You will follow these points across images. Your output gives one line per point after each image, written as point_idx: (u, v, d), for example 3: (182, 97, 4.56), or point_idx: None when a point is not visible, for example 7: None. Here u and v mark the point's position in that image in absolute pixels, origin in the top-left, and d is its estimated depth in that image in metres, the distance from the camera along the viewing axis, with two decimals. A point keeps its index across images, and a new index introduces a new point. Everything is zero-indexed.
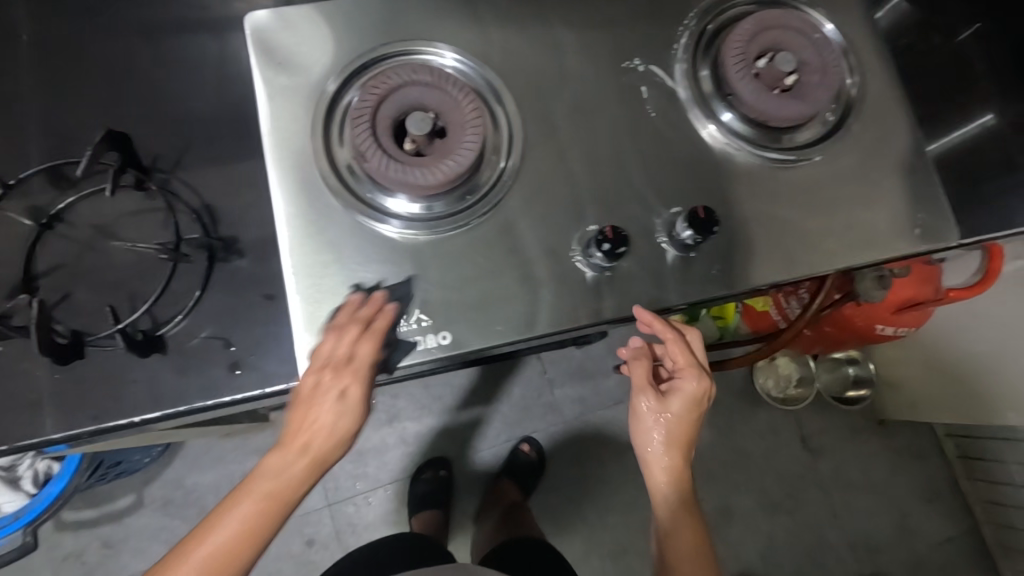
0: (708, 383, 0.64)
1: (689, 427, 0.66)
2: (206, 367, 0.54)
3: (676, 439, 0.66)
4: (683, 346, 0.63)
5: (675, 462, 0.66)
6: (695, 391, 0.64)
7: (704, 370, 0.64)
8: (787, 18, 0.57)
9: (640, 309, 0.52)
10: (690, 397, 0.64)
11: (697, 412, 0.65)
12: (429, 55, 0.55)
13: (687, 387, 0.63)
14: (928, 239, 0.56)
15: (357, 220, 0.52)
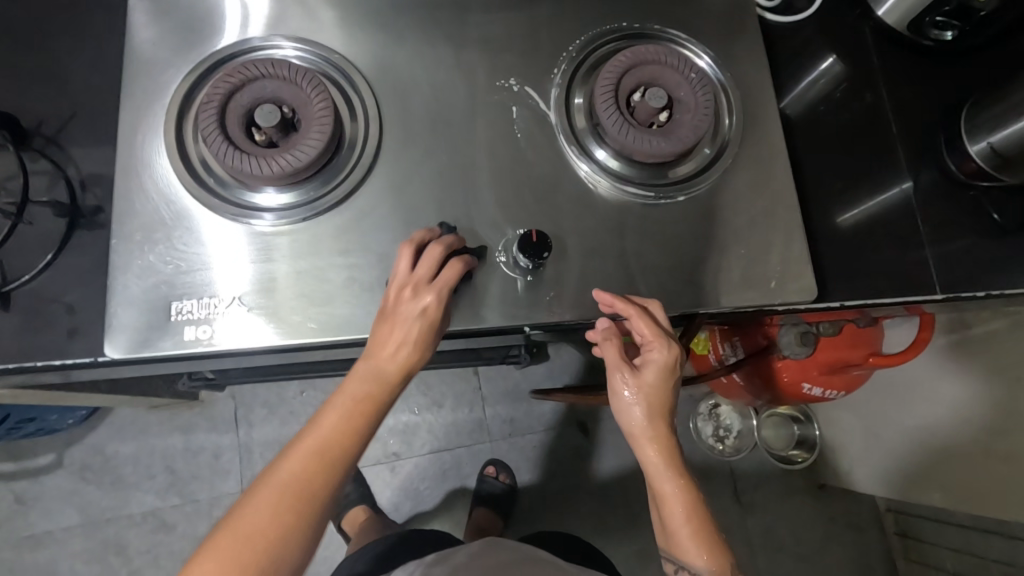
0: (679, 347, 0.56)
1: (667, 401, 0.58)
2: (46, 329, 0.55)
3: (660, 419, 0.58)
4: (649, 319, 0.53)
5: (666, 444, 0.58)
6: (669, 362, 0.56)
7: (673, 335, 0.55)
8: (662, 53, 0.56)
9: (600, 293, 0.53)
10: (662, 367, 0.56)
11: (671, 383, 0.58)
12: (270, 50, 0.55)
13: (658, 358, 0.55)
14: (783, 291, 0.56)
15: (201, 206, 0.52)
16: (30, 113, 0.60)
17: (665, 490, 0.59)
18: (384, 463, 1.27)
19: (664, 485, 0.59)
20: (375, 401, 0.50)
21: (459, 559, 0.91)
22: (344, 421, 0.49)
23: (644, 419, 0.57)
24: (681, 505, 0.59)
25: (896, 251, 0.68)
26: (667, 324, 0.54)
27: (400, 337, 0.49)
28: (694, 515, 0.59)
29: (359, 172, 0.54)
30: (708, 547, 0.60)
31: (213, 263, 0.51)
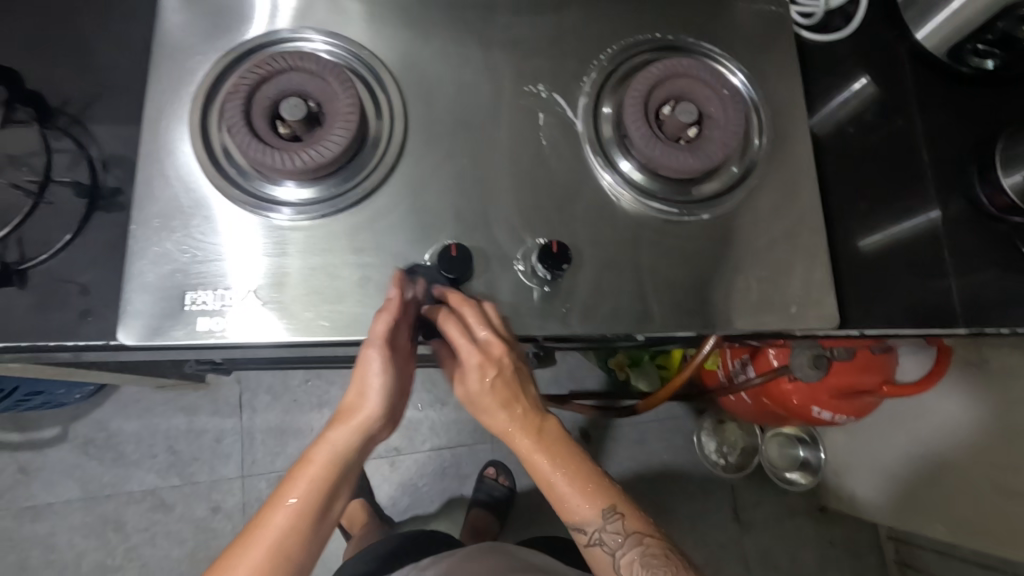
0: (499, 342, 0.50)
1: (512, 388, 0.53)
2: (60, 309, 0.55)
3: (522, 409, 0.53)
4: (472, 313, 0.50)
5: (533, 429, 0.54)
6: (495, 361, 0.51)
7: (485, 335, 0.50)
8: (695, 68, 0.55)
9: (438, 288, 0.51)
10: (487, 368, 0.51)
11: (518, 372, 0.52)
12: (302, 42, 0.55)
13: (474, 361, 0.50)
14: (804, 318, 0.54)
15: (221, 195, 0.52)
16: (55, 88, 0.60)
17: (537, 465, 0.54)
18: (384, 458, 1.27)
19: (534, 458, 0.53)
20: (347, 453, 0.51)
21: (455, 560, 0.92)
22: (320, 476, 0.50)
23: (495, 410, 0.53)
24: (559, 471, 0.54)
25: (919, 281, 0.66)
26: (476, 326, 0.50)
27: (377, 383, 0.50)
28: (577, 476, 0.54)
29: (380, 171, 0.53)
30: (599, 502, 0.55)
31: (229, 255, 0.51)
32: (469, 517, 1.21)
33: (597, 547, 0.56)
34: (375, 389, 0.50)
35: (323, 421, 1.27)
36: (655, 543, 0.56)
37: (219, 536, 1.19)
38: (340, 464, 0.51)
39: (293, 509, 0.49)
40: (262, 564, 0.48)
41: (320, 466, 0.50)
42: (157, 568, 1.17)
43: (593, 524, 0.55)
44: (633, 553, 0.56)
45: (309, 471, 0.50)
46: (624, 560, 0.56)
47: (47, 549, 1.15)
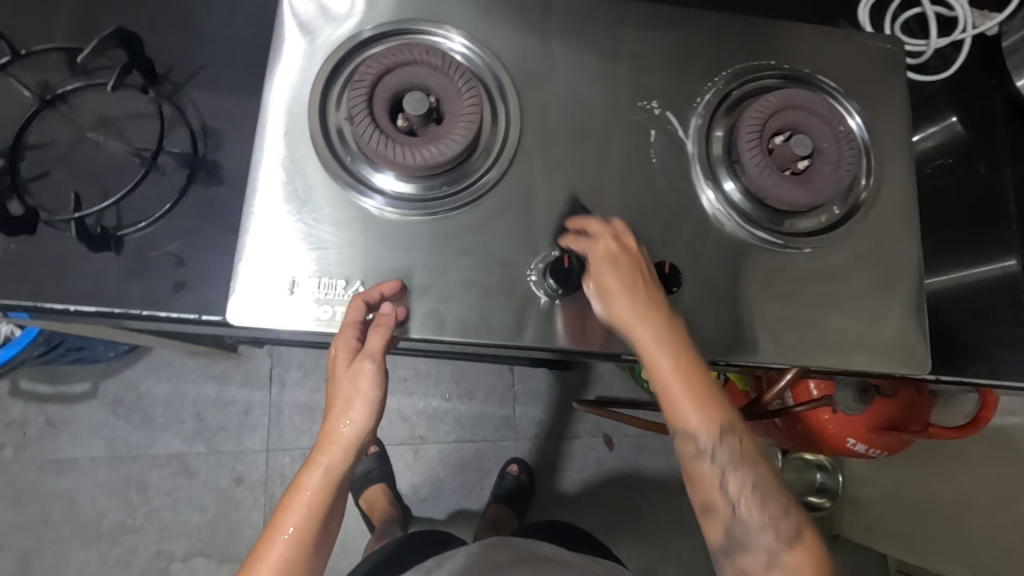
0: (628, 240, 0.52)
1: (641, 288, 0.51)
2: (154, 278, 0.55)
3: (648, 314, 0.51)
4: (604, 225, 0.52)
5: (658, 330, 0.51)
6: (622, 263, 0.51)
7: (615, 228, 0.52)
8: (814, 102, 0.55)
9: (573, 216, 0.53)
10: (616, 263, 0.51)
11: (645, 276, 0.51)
12: (436, 37, 0.55)
13: (604, 249, 0.51)
14: (892, 362, 0.55)
15: (332, 182, 0.52)
16: (162, 54, 0.59)
17: (660, 371, 0.51)
18: (409, 445, 1.28)
19: (655, 362, 0.51)
20: (329, 485, 0.54)
21: (469, 555, 0.93)
22: (307, 506, 0.54)
23: (619, 301, 0.51)
24: (676, 380, 0.52)
25: (984, 328, 0.68)
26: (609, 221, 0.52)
27: (367, 385, 0.51)
28: (695, 387, 0.52)
29: (491, 173, 0.53)
30: (715, 416, 0.53)
31: (340, 245, 0.51)
32: (488, 511, 1.23)
33: (705, 461, 0.54)
34: (355, 414, 0.52)
35: None
36: (765, 471, 0.55)
37: (239, 506, 1.20)
38: (329, 487, 0.54)
39: (290, 535, 0.54)
40: None
41: (313, 491, 0.54)
42: (177, 533, 1.18)
43: (705, 438, 0.53)
44: (741, 471, 0.54)
45: (303, 500, 0.54)
46: (731, 481, 0.54)
47: (70, 504, 1.15)
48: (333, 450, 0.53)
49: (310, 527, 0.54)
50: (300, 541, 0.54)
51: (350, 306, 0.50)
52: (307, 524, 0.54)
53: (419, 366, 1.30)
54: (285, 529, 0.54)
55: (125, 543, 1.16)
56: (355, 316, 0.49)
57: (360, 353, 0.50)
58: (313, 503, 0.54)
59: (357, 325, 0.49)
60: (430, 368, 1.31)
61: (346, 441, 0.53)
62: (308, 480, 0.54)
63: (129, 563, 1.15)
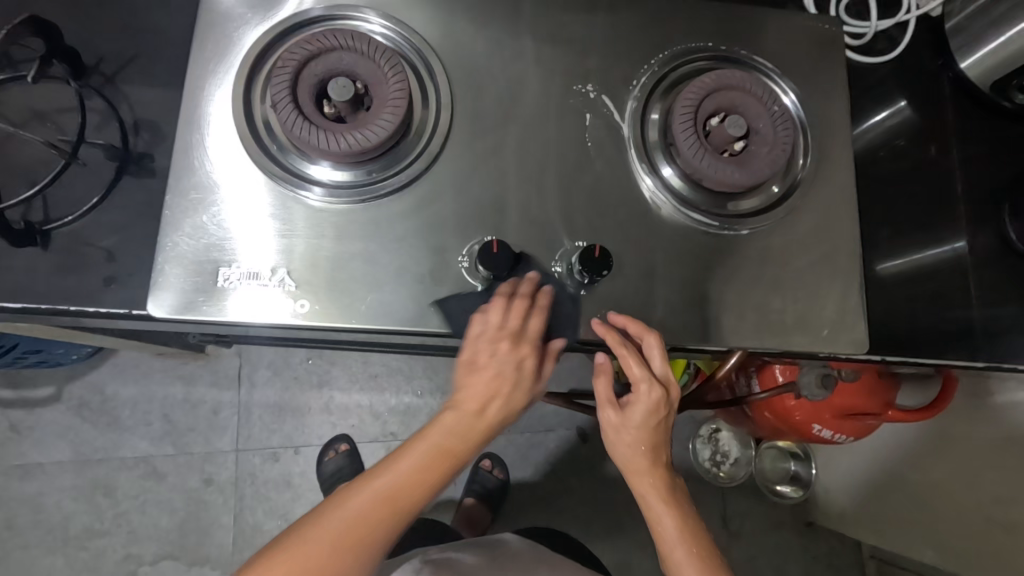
0: (670, 385, 0.55)
1: (656, 439, 0.58)
2: (83, 274, 0.54)
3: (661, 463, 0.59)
4: (639, 356, 0.53)
5: (663, 479, 0.60)
6: (662, 404, 0.56)
7: (661, 370, 0.54)
8: (748, 82, 0.55)
9: (615, 317, 0.52)
10: (653, 410, 0.56)
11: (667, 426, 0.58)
12: (356, 21, 0.54)
13: (649, 398, 0.55)
14: (832, 341, 0.54)
15: (260, 171, 0.51)
16: (92, 47, 0.58)
17: (658, 514, 0.61)
18: (381, 443, 1.27)
19: (656, 508, 0.61)
20: (453, 454, 0.53)
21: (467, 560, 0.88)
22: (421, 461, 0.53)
23: (640, 455, 0.58)
24: (674, 524, 0.61)
25: (941, 312, 0.67)
26: (656, 362, 0.53)
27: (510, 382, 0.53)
28: (689, 533, 0.62)
29: (425, 160, 0.52)
30: (700, 551, 0.63)
31: (269, 234, 0.50)
32: (465, 508, 1.24)
33: None
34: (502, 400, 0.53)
35: (322, 401, 1.27)
36: None
37: (210, 508, 1.19)
38: (452, 456, 0.53)
39: (393, 486, 0.54)
40: (354, 521, 0.54)
41: (435, 450, 0.53)
42: (146, 536, 1.17)
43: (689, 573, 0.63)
44: None
45: (419, 451, 0.53)
46: None
47: (35, 509, 1.14)
48: (471, 416, 0.53)
49: (415, 492, 0.54)
50: (404, 495, 0.54)
51: (507, 314, 0.51)
52: (416, 478, 0.54)
53: (391, 362, 1.30)
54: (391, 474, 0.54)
55: (93, 548, 1.14)
56: (513, 323, 0.51)
57: (518, 336, 0.51)
58: (426, 465, 0.53)
59: (517, 334, 0.51)
60: (401, 365, 1.30)
61: (494, 424, 0.53)
62: (434, 443, 0.53)
63: (97, 568, 1.14)
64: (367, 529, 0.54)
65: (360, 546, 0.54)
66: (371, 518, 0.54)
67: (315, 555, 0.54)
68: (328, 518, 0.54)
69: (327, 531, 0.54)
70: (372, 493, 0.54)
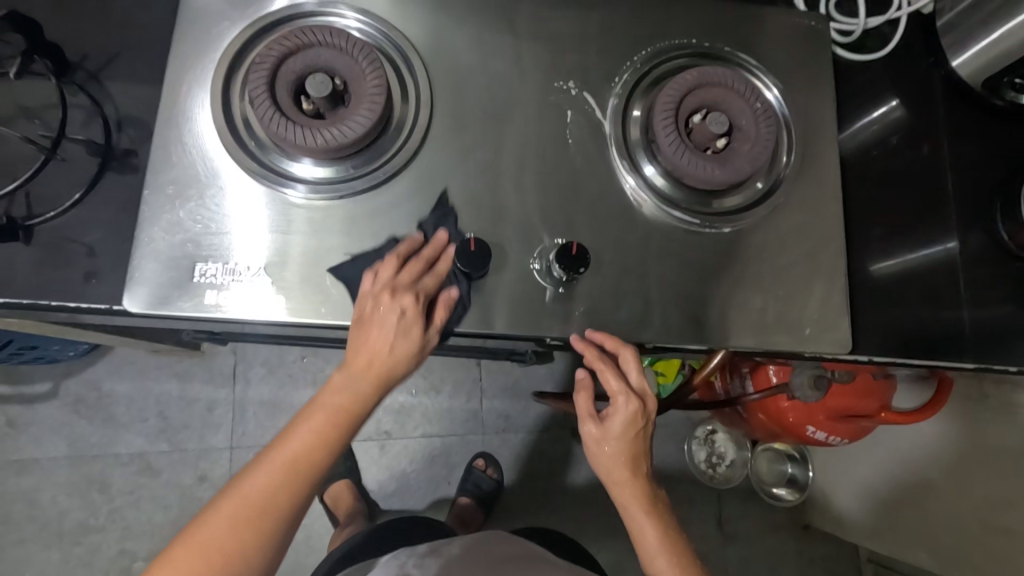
0: (647, 396, 0.56)
1: (637, 451, 0.58)
2: (63, 269, 0.54)
3: (642, 476, 0.59)
4: (615, 370, 0.54)
5: (645, 494, 0.59)
6: (640, 417, 0.56)
7: (638, 382, 0.55)
8: (730, 78, 0.54)
9: (592, 332, 0.51)
10: (633, 422, 0.56)
11: (646, 439, 0.58)
12: (336, 18, 0.54)
13: (627, 411, 0.55)
14: (816, 340, 0.54)
15: (239, 167, 0.51)
16: (77, 43, 0.58)
17: (642, 529, 0.60)
18: (375, 441, 1.27)
19: (639, 523, 0.60)
20: (350, 413, 0.51)
21: (455, 550, 0.88)
22: (321, 427, 0.51)
23: (621, 468, 0.57)
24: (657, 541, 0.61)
25: (930, 314, 0.66)
26: (632, 374, 0.54)
27: (400, 336, 0.50)
28: (674, 549, 0.61)
29: (404, 156, 0.52)
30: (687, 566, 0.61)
31: (247, 230, 0.50)
32: (455, 507, 1.22)
33: None
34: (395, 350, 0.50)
35: None
36: None
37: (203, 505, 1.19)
38: (353, 411, 0.51)
39: (296, 451, 0.51)
40: (254, 501, 0.50)
41: (330, 412, 0.51)
42: (140, 532, 1.17)
43: None
44: None
45: (317, 417, 0.51)
46: None
47: (31, 504, 1.15)
48: (364, 376, 0.50)
49: (321, 455, 0.51)
50: (304, 461, 0.51)
51: (382, 265, 0.49)
52: (315, 445, 0.51)
53: None
54: (291, 442, 0.51)
55: (87, 543, 1.15)
56: (402, 277, 0.49)
57: (403, 286, 0.49)
58: (323, 430, 0.51)
59: (394, 284, 0.49)
60: None
61: (384, 376, 0.50)
62: (329, 401, 0.51)
63: (91, 563, 1.14)
64: (271, 507, 0.50)
65: (260, 522, 0.50)
66: (274, 494, 0.50)
67: (218, 546, 0.49)
68: (226, 503, 0.50)
69: (223, 516, 0.50)
70: (273, 467, 0.51)
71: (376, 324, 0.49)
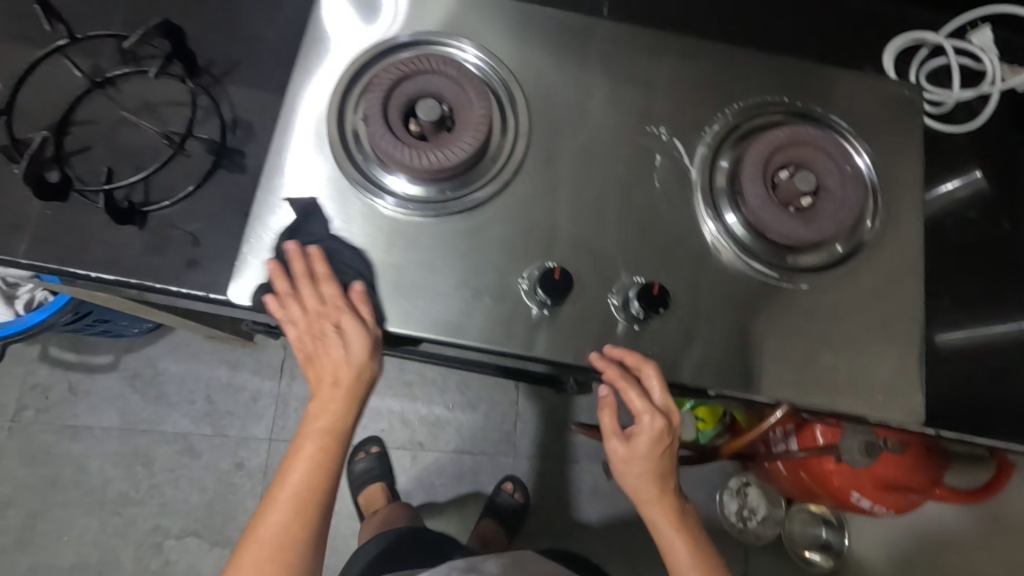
0: (673, 414, 0.54)
1: (664, 467, 0.57)
2: (169, 254, 0.58)
3: (669, 491, 0.58)
4: (641, 389, 0.52)
5: (671, 508, 0.58)
6: (666, 433, 0.54)
7: (663, 401, 0.53)
8: (822, 140, 0.56)
9: (611, 347, 0.52)
10: (659, 440, 0.55)
11: (671, 454, 0.57)
12: (451, 48, 0.57)
13: (652, 429, 0.54)
14: (888, 407, 0.53)
15: (342, 177, 0.54)
16: (206, 49, 0.64)
17: (672, 545, 0.59)
18: (407, 450, 1.29)
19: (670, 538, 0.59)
20: (339, 429, 0.54)
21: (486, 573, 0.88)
22: (322, 444, 0.54)
23: (650, 486, 0.57)
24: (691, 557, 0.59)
25: (998, 393, 0.65)
26: (657, 393, 0.52)
27: (360, 348, 0.51)
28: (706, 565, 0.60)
29: (496, 185, 0.55)
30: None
31: (345, 237, 0.53)
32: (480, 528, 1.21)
33: None
34: (348, 359, 0.52)
35: None
36: None
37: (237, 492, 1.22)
38: (339, 431, 0.54)
39: (307, 474, 0.54)
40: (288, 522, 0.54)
41: (324, 432, 0.54)
42: (175, 510, 1.21)
43: None
44: None
45: (315, 438, 0.54)
46: None
47: (79, 469, 1.20)
48: (337, 393, 0.53)
49: (322, 466, 0.54)
50: (316, 481, 0.55)
51: (285, 304, 0.51)
52: (319, 465, 0.54)
53: (426, 372, 1.32)
54: (298, 468, 0.54)
55: (125, 515, 1.19)
56: (328, 294, 0.51)
57: (325, 305, 0.51)
58: (321, 448, 0.54)
59: (327, 301, 0.51)
60: (435, 376, 1.33)
61: (358, 384, 0.53)
62: (320, 422, 0.54)
63: (126, 534, 1.18)
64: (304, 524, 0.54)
65: (291, 543, 0.54)
66: (303, 511, 0.54)
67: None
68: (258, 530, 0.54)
69: (265, 541, 0.54)
70: (293, 489, 0.54)
71: (326, 345, 0.52)
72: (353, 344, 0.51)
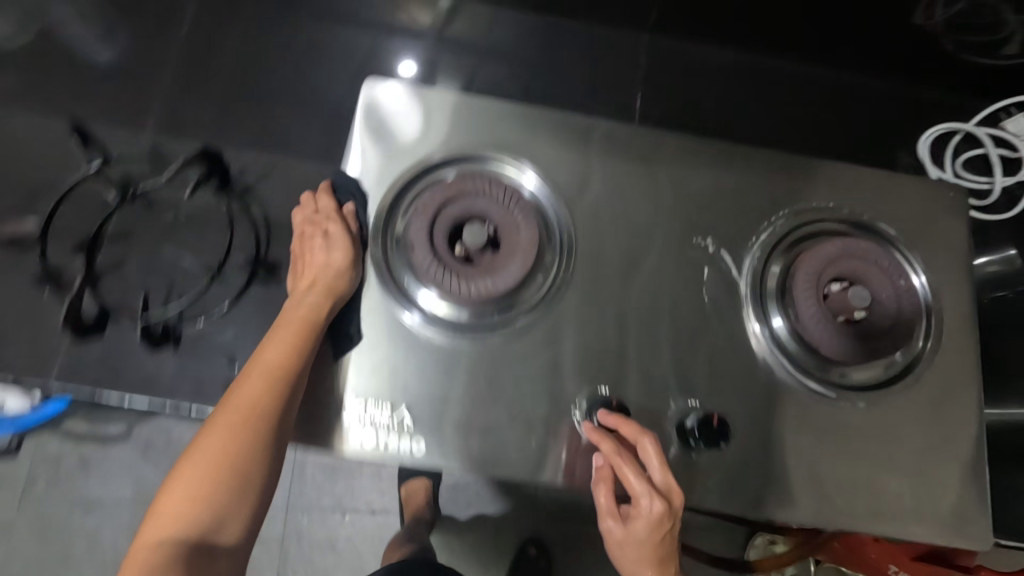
0: (674, 497, 0.48)
1: (662, 552, 0.50)
2: (203, 375, 0.55)
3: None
4: (634, 463, 0.48)
5: None
6: (666, 516, 0.48)
7: (662, 481, 0.48)
8: (875, 253, 0.55)
9: (605, 414, 0.50)
10: (658, 527, 0.48)
11: (670, 538, 0.50)
12: (503, 165, 0.56)
13: (651, 516, 0.47)
14: (953, 533, 0.51)
15: (383, 300, 0.52)
16: (244, 165, 0.69)
17: None
18: None
19: None
20: (289, 358, 0.47)
21: None
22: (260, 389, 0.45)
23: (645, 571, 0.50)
24: None
25: None
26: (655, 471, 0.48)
27: (339, 253, 0.51)
28: None
29: (543, 306, 0.53)
30: None
31: (390, 366, 0.50)
32: None
33: None
34: (323, 260, 0.51)
35: (372, 469, 1.20)
36: None
37: None
38: (286, 369, 0.46)
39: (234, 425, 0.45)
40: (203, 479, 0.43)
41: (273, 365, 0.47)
42: None
43: None
44: None
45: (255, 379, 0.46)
46: None
47: (91, 545, 1.17)
48: (311, 296, 0.50)
49: (258, 408, 0.45)
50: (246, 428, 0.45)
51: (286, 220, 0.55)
52: (251, 412, 0.45)
53: None
54: (229, 414, 0.45)
55: None
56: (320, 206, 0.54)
57: (316, 216, 0.54)
58: (260, 390, 0.45)
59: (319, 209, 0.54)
60: None
61: (330, 289, 0.50)
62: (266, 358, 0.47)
63: None
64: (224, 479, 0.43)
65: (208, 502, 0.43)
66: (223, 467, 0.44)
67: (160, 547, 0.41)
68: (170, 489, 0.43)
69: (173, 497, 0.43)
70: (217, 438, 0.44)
71: (308, 253, 0.52)
72: (337, 247, 0.51)
